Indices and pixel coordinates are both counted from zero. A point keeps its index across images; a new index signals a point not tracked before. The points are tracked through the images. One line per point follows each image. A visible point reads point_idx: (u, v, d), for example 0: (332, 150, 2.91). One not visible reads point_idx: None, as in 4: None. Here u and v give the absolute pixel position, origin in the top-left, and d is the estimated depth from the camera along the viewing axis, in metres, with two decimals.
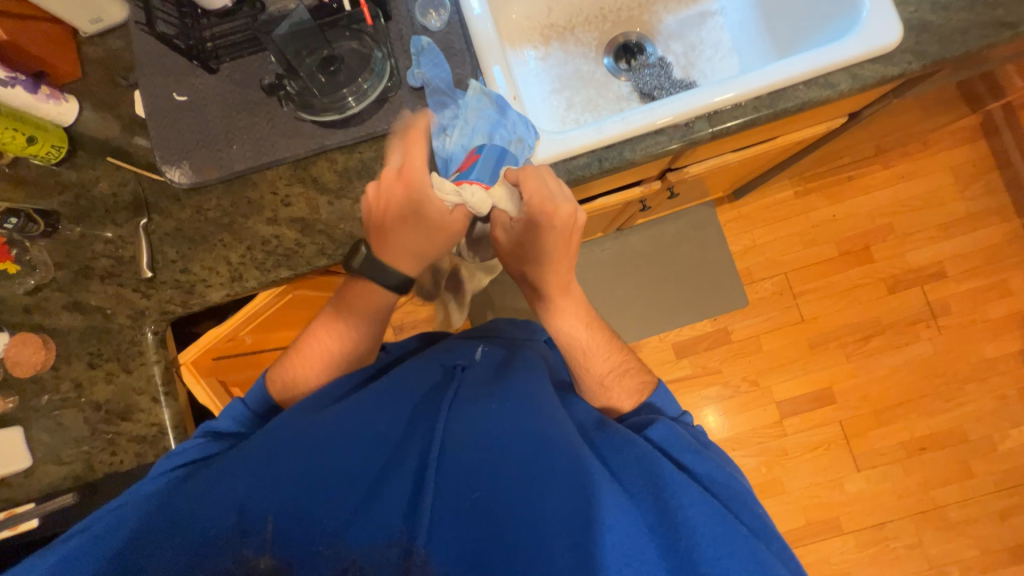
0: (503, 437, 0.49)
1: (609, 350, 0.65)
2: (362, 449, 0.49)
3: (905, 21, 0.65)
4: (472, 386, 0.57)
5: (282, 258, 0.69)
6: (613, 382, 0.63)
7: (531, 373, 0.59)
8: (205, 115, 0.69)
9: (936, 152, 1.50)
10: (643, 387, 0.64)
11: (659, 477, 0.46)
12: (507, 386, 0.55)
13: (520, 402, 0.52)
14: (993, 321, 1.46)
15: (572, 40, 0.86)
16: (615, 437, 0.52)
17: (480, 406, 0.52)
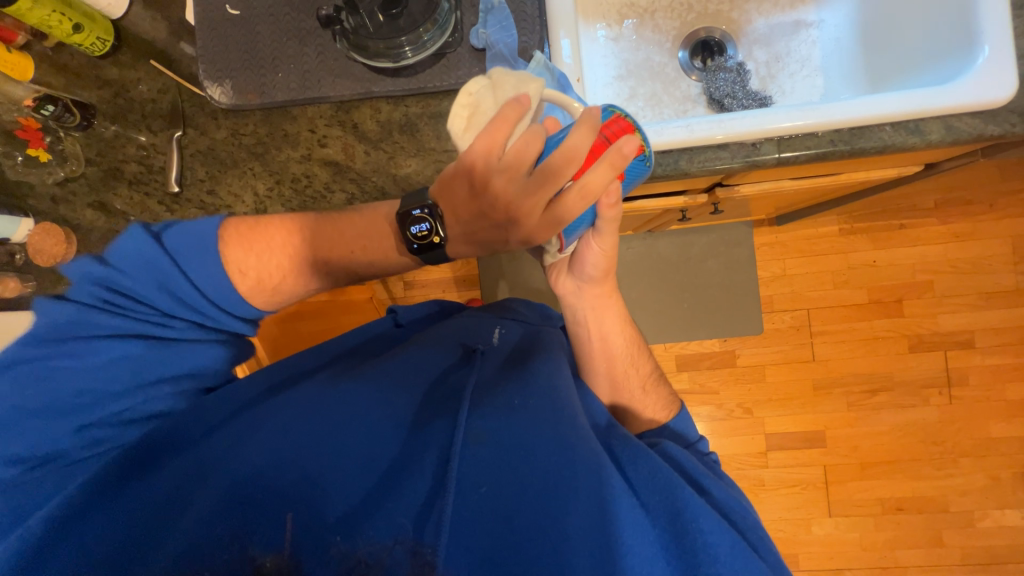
0: (523, 443, 0.50)
1: (640, 357, 0.69)
2: (380, 437, 0.51)
3: (1022, 77, 0.59)
4: (493, 382, 0.57)
5: (310, 200, 0.67)
6: (650, 388, 0.67)
7: (550, 366, 0.60)
8: (254, 35, 0.66)
9: (1000, 217, 1.41)
10: (666, 406, 0.67)
11: (678, 498, 0.46)
12: (529, 385, 0.56)
13: (542, 406, 0.53)
14: (1009, 402, 1.42)
15: (650, 25, 0.80)
16: (632, 448, 0.52)
17: (501, 406, 0.53)
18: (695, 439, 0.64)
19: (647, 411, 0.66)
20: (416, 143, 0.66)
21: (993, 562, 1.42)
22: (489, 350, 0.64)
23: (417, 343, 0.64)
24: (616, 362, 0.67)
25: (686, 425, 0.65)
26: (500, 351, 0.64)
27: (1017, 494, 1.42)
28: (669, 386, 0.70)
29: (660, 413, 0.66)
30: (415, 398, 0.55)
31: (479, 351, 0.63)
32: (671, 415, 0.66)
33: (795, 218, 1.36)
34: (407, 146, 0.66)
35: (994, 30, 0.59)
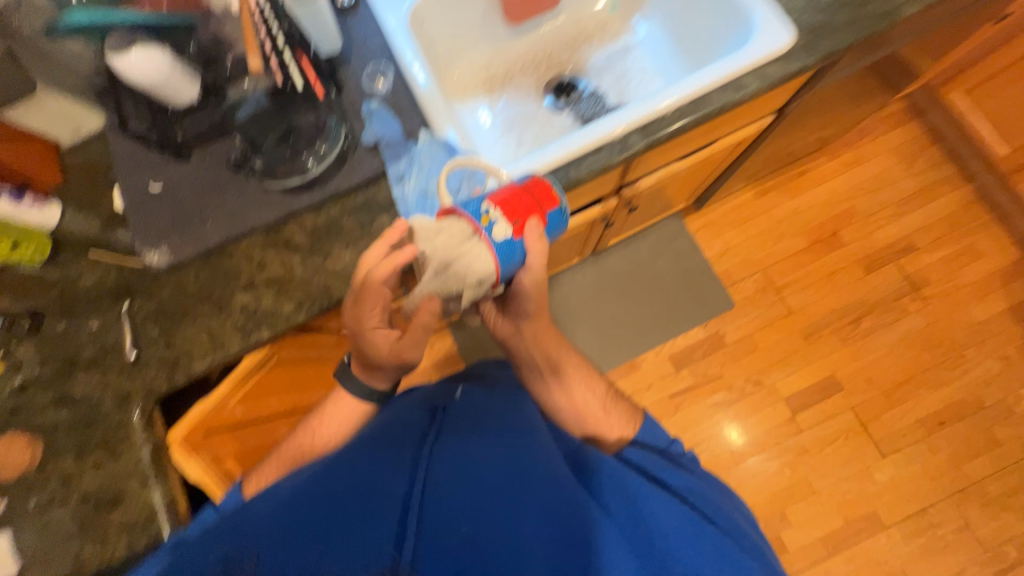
0: (487, 469, 0.50)
1: (593, 380, 0.71)
2: (342, 498, 0.44)
3: (796, 22, 0.72)
4: (454, 428, 0.56)
5: (261, 320, 0.71)
6: (610, 408, 0.68)
7: (507, 402, 0.62)
8: (179, 201, 0.74)
9: (875, 138, 1.59)
10: (631, 419, 0.68)
11: (631, 491, 0.53)
12: (488, 416, 0.58)
13: (501, 433, 0.55)
14: (973, 285, 1.48)
15: (513, 86, 0.95)
16: (592, 459, 0.56)
17: (465, 444, 0.53)
18: (666, 446, 0.66)
19: (615, 431, 0.66)
20: (344, 237, 0.72)
21: None
22: (450, 404, 0.62)
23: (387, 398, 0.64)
24: (573, 390, 0.68)
25: (653, 432, 0.67)
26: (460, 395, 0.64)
27: None
28: (628, 399, 0.72)
29: (626, 429, 0.66)
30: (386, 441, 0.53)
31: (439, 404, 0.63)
32: (637, 426, 0.67)
33: (712, 196, 1.49)
34: (337, 242, 0.72)
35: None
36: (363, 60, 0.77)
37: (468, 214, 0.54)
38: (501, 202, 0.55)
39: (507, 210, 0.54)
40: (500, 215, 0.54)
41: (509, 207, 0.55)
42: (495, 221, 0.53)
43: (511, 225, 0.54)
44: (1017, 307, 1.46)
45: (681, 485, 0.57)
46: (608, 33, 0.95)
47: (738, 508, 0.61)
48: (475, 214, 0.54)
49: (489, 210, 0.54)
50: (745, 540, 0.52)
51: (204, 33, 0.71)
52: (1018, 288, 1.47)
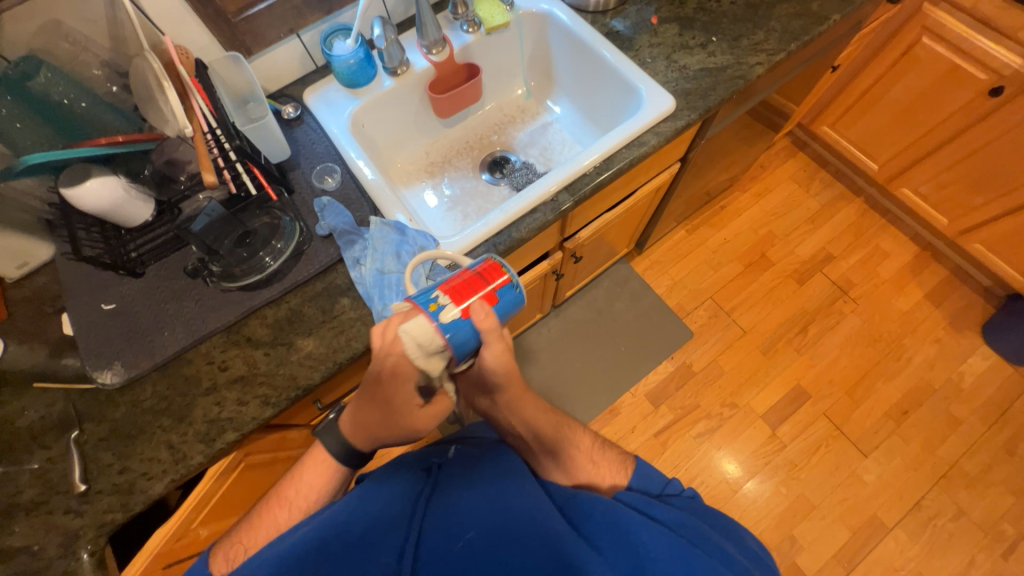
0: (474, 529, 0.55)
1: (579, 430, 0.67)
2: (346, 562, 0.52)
3: (674, 90, 0.87)
4: (446, 489, 0.61)
5: (226, 423, 0.70)
6: (600, 459, 0.65)
7: (501, 459, 0.64)
8: (134, 315, 0.74)
9: (773, 171, 1.84)
10: (623, 470, 0.64)
11: (622, 525, 0.52)
12: (479, 473, 0.62)
13: (492, 488, 0.59)
14: (890, 280, 1.66)
15: (452, 168, 1.05)
16: (583, 500, 0.57)
17: (454, 505, 0.58)
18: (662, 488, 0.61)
19: (608, 482, 0.63)
20: (306, 324, 0.74)
21: (1006, 409, 1.48)
22: (445, 462, 0.65)
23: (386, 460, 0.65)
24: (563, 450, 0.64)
25: (646, 476, 0.63)
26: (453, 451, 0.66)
27: (963, 341, 1.57)
28: (618, 448, 0.68)
29: (619, 477, 0.63)
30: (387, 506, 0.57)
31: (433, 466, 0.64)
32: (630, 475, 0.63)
33: (649, 238, 1.63)
34: (300, 330, 0.74)
35: (638, 75, 0.89)
36: (311, 163, 0.85)
37: (418, 305, 0.54)
38: (448, 287, 0.55)
39: (453, 294, 0.55)
40: (448, 300, 0.54)
41: (457, 290, 0.55)
42: (443, 307, 0.54)
43: (458, 307, 0.54)
44: (932, 293, 1.63)
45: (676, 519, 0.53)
46: (528, 115, 1.10)
47: (747, 546, 0.56)
48: (424, 301, 0.55)
49: (439, 296, 0.54)
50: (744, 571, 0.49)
51: (158, 158, 0.74)
52: (927, 276, 1.65)
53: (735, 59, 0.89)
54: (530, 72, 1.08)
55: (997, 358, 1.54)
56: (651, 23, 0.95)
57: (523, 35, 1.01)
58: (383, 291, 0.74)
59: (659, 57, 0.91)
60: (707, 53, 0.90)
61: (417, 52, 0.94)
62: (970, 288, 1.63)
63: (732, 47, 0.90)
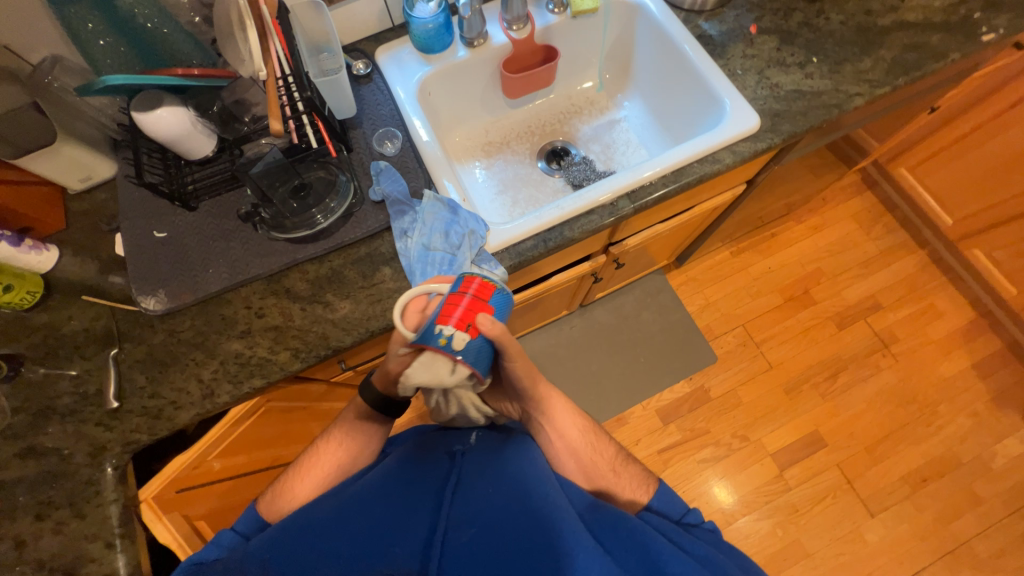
0: (495, 521, 0.55)
1: (604, 441, 0.69)
2: (370, 534, 0.55)
3: (760, 109, 0.82)
4: (470, 478, 0.61)
5: (255, 368, 0.71)
6: (620, 470, 0.67)
7: (522, 453, 0.64)
8: (183, 247, 0.75)
9: (836, 206, 1.74)
10: (643, 485, 0.65)
11: (651, 549, 0.51)
12: (503, 467, 0.62)
13: (515, 483, 0.59)
14: (937, 342, 1.57)
15: (509, 151, 1.03)
16: (609, 513, 0.56)
17: (477, 494, 0.59)
18: (683, 515, 0.62)
19: (626, 497, 0.64)
20: (346, 287, 0.74)
21: None
22: (468, 450, 0.67)
23: (419, 443, 0.70)
24: (579, 454, 0.67)
25: (667, 499, 0.64)
26: (476, 440, 0.69)
27: (1003, 420, 1.48)
28: (640, 463, 0.69)
29: (639, 493, 0.64)
30: (416, 488, 0.62)
31: (457, 453, 0.67)
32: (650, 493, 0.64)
33: (691, 254, 1.58)
34: (338, 292, 0.74)
35: (724, 87, 0.83)
36: (373, 124, 0.83)
37: (428, 347, 0.52)
38: (446, 316, 0.52)
39: (454, 320, 0.52)
40: (453, 330, 0.51)
41: (455, 315, 0.52)
42: (452, 338, 0.51)
43: (465, 330, 0.52)
44: (980, 364, 1.54)
45: (703, 553, 0.53)
46: (596, 108, 1.06)
47: None
48: (431, 340, 0.52)
49: (442, 330, 0.51)
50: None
51: (228, 96, 0.74)
52: (978, 346, 1.56)
53: (834, 86, 0.82)
54: (608, 64, 1.03)
55: None
56: (749, 32, 0.88)
57: (609, 24, 0.96)
58: (425, 267, 0.73)
59: (751, 70, 0.85)
60: (804, 75, 0.84)
61: (497, 26, 0.91)
62: (1022, 366, 1.53)
63: (833, 72, 0.84)
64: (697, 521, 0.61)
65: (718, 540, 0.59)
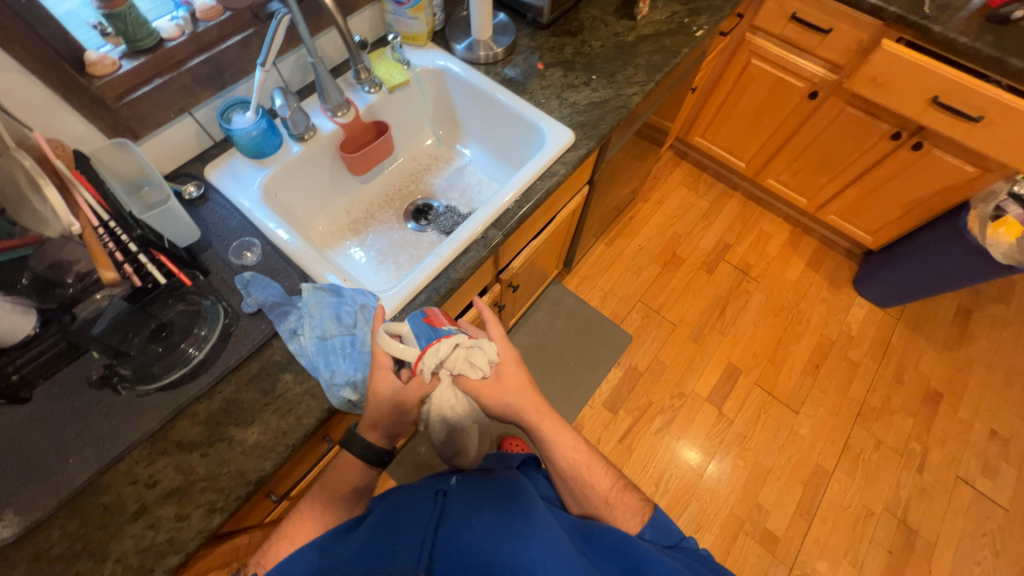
0: (483, 549, 0.57)
1: (603, 471, 0.70)
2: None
3: (570, 124, 0.97)
4: (457, 515, 0.62)
5: (165, 546, 0.60)
6: (615, 500, 0.67)
7: (507, 486, 0.67)
8: (23, 449, 0.62)
9: (665, 180, 2.07)
10: (638, 516, 0.65)
11: (634, 555, 0.57)
12: (491, 499, 0.64)
13: (504, 512, 0.61)
14: (778, 256, 1.92)
15: (376, 222, 1.06)
16: (595, 530, 0.62)
17: (466, 531, 0.59)
18: (675, 539, 0.63)
19: (616, 521, 0.65)
20: (247, 411, 0.68)
21: (888, 345, 1.76)
22: (451, 490, 0.67)
23: (402, 487, 0.69)
24: (573, 479, 0.69)
25: (661, 525, 0.64)
26: (456, 481, 0.69)
27: (844, 296, 1.85)
28: (641, 495, 0.69)
29: (633, 523, 0.65)
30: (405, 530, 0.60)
31: (440, 492, 0.67)
32: (644, 521, 0.65)
33: (575, 257, 1.73)
34: (240, 420, 0.68)
35: (536, 115, 0.97)
36: (224, 240, 0.80)
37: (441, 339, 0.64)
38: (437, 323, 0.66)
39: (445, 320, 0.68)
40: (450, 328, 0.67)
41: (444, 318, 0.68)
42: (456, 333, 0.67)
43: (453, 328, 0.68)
44: (811, 262, 1.92)
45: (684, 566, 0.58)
46: (441, 161, 1.15)
47: None
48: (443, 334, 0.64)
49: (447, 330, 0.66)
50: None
51: (38, 263, 0.65)
52: (804, 248, 1.95)
53: (616, 92, 1.02)
54: (436, 122, 1.14)
55: (870, 305, 1.83)
56: (539, 69, 1.06)
57: (424, 90, 1.07)
58: (328, 358, 0.71)
59: (551, 97, 1.01)
60: (591, 90, 1.02)
61: (322, 116, 0.95)
62: (836, 251, 1.94)
63: (611, 83, 1.03)
64: (688, 545, 0.63)
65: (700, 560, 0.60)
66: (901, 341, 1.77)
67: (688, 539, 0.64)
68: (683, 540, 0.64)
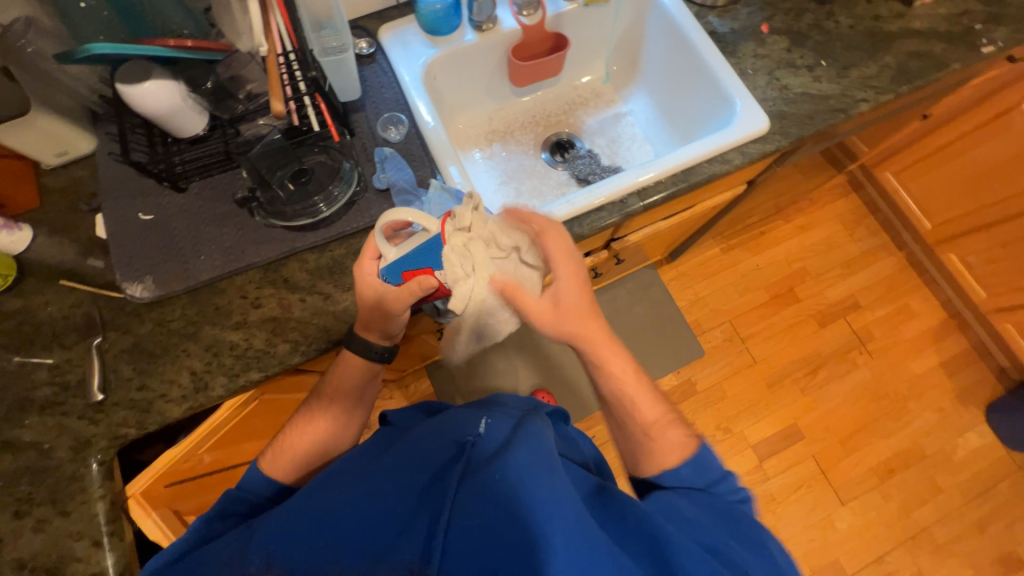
0: (497, 521, 0.49)
1: (656, 394, 0.65)
2: (364, 528, 0.51)
3: (769, 111, 0.82)
4: (475, 472, 0.54)
5: (252, 361, 0.68)
6: (663, 424, 0.63)
7: (535, 437, 0.56)
8: (172, 232, 0.71)
9: (821, 207, 1.78)
10: (684, 443, 0.61)
11: (660, 543, 0.48)
12: (510, 451, 0.54)
13: (522, 473, 0.51)
14: (910, 341, 1.64)
15: (512, 141, 1.00)
16: (618, 499, 0.54)
17: (478, 494, 0.51)
18: (716, 476, 0.60)
19: (660, 445, 0.61)
20: (347, 278, 0.71)
21: (989, 488, 1.50)
22: (480, 440, 0.57)
23: (424, 423, 0.63)
24: (621, 393, 0.64)
25: (705, 463, 0.60)
26: (488, 424, 0.60)
27: (965, 416, 1.57)
28: (686, 421, 0.65)
29: (677, 451, 0.60)
30: (415, 484, 0.55)
31: (469, 441, 0.57)
32: (689, 451, 0.60)
33: (684, 250, 1.59)
34: (340, 284, 0.71)
35: (735, 87, 0.83)
36: (376, 108, 0.80)
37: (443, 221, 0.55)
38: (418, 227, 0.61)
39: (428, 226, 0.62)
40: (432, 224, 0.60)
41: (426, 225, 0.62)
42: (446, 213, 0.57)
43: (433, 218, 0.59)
44: (947, 363, 1.62)
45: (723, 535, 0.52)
46: (601, 101, 1.04)
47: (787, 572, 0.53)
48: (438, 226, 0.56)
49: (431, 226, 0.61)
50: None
51: (223, 72, 0.69)
52: (946, 345, 1.64)
53: (841, 90, 0.83)
54: (615, 56, 1.02)
55: (993, 438, 1.55)
56: (760, 31, 0.88)
57: (619, 14, 0.95)
58: None
59: (761, 70, 0.85)
60: (813, 78, 0.84)
61: (507, 10, 0.88)
62: (985, 365, 1.62)
63: (840, 77, 0.84)
64: (733, 484, 0.60)
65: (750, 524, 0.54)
66: (1007, 492, 1.50)
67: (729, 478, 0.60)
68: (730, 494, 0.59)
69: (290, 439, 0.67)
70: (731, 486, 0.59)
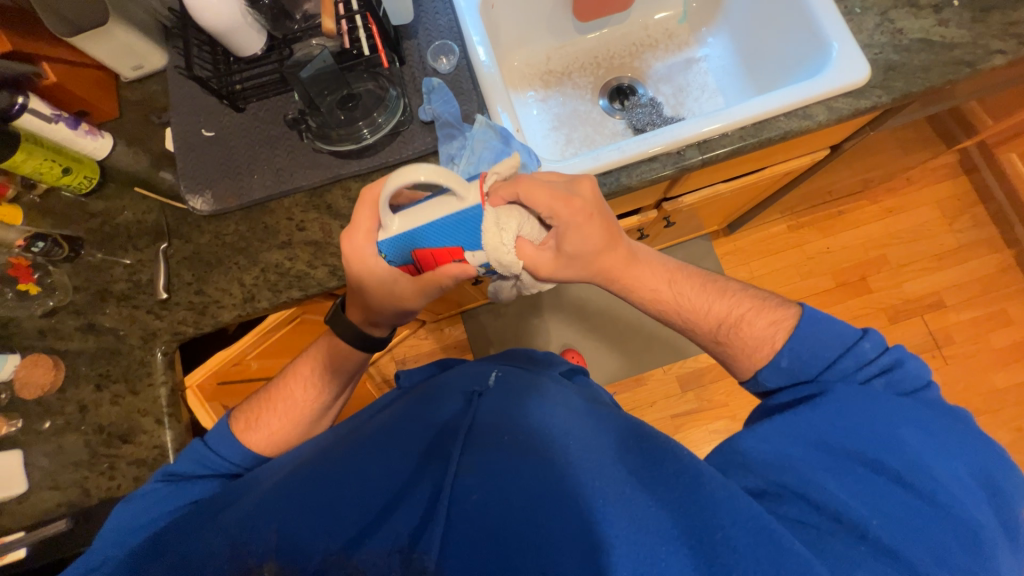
0: (503, 470, 0.47)
1: (732, 292, 0.60)
2: (364, 473, 0.48)
3: (872, 60, 0.70)
4: (485, 428, 0.53)
5: (294, 280, 0.72)
6: (739, 320, 0.57)
7: (548, 404, 0.56)
8: (230, 149, 0.74)
9: (918, 189, 1.56)
10: (776, 321, 0.55)
11: (699, 491, 0.42)
12: (518, 411, 0.54)
13: (531, 433, 0.51)
14: (998, 351, 1.45)
15: (569, 84, 0.94)
16: (655, 449, 0.48)
17: (486, 448, 0.50)
18: (848, 344, 0.51)
19: (745, 344, 0.56)
20: None
21: None
22: (487, 391, 0.59)
23: (434, 382, 0.64)
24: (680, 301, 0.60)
25: (816, 343, 0.52)
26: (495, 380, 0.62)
27: None
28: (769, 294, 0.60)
29: (768, 335, 0.55)
30: (420, 440, 0.53)
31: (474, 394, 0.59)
32: (787, 331, 0.54)
33: (745, 223, 1.47)
34: None
35: (836, 29, 0.71)
36: (429, 36, 0.77)
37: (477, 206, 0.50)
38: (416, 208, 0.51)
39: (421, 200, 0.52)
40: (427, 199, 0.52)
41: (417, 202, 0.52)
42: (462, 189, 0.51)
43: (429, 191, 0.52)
44: None
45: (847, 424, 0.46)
46: (674, 43, 0.94)
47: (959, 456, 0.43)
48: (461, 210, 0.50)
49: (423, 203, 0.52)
50: (956, 564, 0.39)
51: None
52: None
53: (972, 38, 0.69)
54: None
55: None
56: None
57: None
58: None
59: (872, 10, 0.72)
60: (938, 21, 0.70)
61: None
62: None
63: (974, 21, 0.70)
64: (864, 354, 0.51)
65: (932, 421, 0.45)
66: None
67: (865, 345, 0.51)
68: (857, 376, 0.50)
69: (268, 421, 0.62)
70: (858, 359, 0.51)
